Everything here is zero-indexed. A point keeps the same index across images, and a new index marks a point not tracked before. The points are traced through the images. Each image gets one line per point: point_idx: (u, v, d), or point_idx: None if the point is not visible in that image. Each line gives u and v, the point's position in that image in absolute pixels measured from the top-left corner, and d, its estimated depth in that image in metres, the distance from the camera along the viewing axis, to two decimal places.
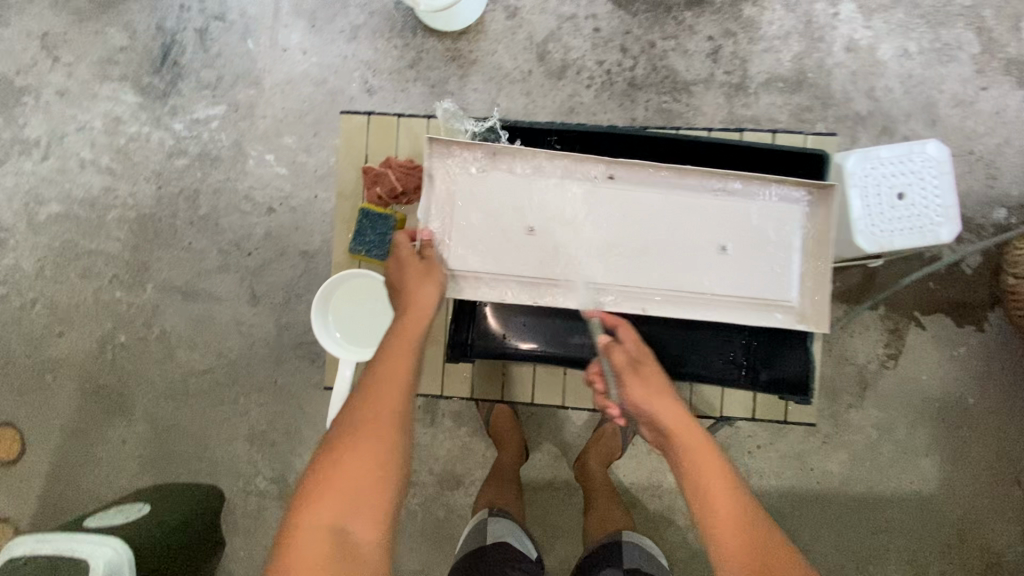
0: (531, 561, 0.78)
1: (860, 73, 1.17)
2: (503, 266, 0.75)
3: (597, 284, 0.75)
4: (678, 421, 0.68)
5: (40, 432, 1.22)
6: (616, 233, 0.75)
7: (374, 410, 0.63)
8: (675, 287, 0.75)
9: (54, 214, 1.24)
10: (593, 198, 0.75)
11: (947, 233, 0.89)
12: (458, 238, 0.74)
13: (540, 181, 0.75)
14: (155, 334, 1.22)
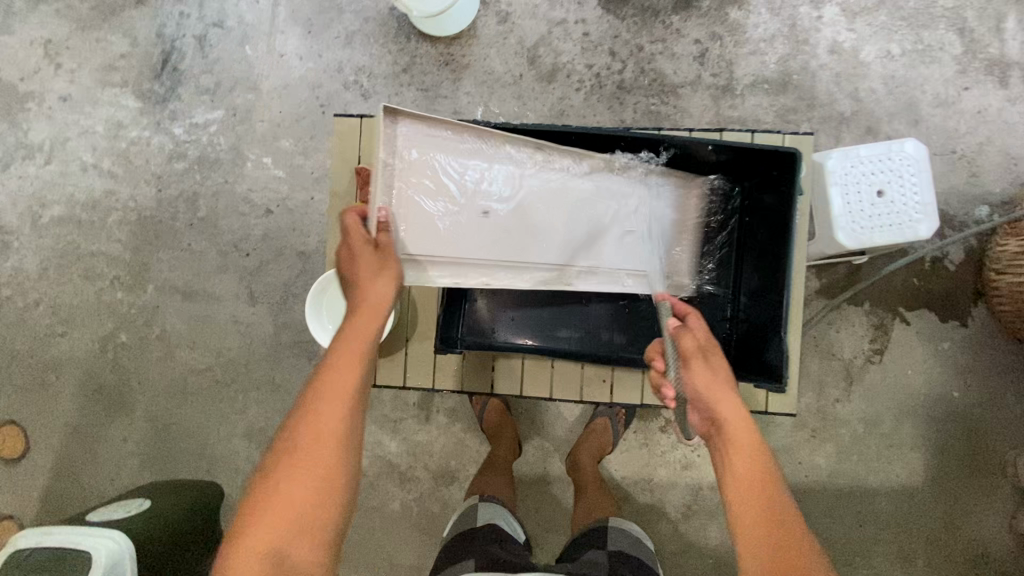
0: (519, 543, 0.80)
1: (844, 75, 1.20)
2: (452, 245, 0.77)
3: (532, 262, 0.80)
4: (736, 417, 0.64)
5: (43, 430, 1.24)
6: (550, 215, 0.81)
7: (315, 425, 0.60)
8: (593, 264, 0.83)
9: (57, 216, 1.27)
10: (528, 182, 0.80)
11: (926, 229, 0.92)
12: (411, 215, 0.75)
13: (482, 163, 0.78)
14: (156, 333, 1.25)
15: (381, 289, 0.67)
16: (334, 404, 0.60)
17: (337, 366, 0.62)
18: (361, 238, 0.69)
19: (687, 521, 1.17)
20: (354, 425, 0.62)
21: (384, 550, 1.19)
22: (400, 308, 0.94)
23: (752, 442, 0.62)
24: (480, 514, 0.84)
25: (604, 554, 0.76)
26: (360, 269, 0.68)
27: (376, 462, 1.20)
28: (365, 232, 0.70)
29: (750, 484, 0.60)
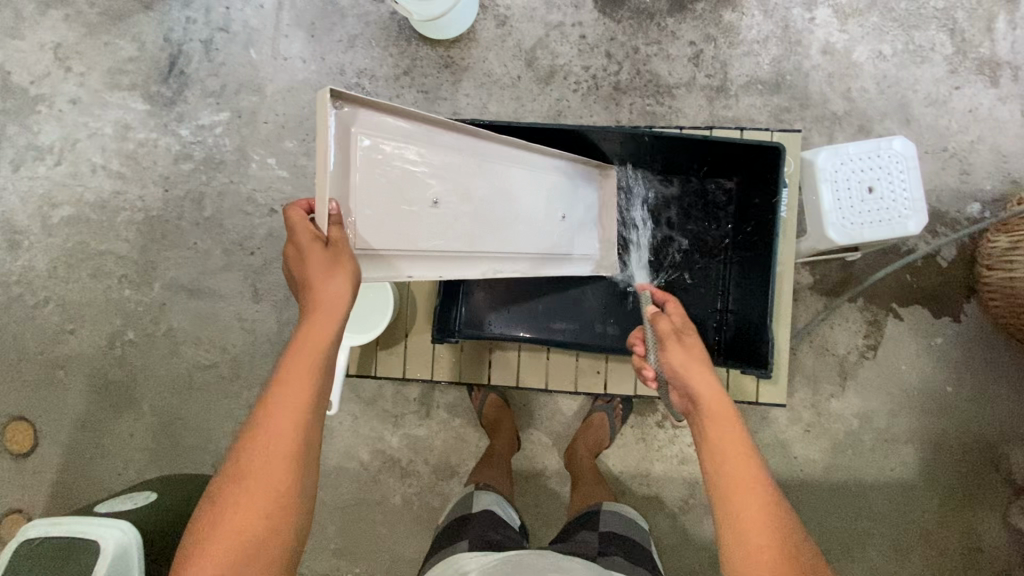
0: (514, 528, 0.82)
1: (837, 75, 1.22)
2: (416, 243, 0.68)
3: (489, 255, 0.76)
4: (713, 393, 0.67)
5: (51, 426, 1.27)
6: (501, 204, 0.77)
7: (269, 445, 0.57)
8: (539, 251, 0.82)
9: (67, 216, 1.30)
10: (475, 170, 0.74)
11: (915, 225, 0.94)
12: (368, 212, 0.63)
13: (428, 150, 0.69)
14: (162, 330, 1.28)
15: (330, 291, 0.60)
16: (288, 423, 0.58)
17: (291, 382, 0.59)
18: (312, 235, 0.61)
19: (684, 515, 1.18)
20: (309, 442, 0.60)
21: (386, 544, 1.21)
22: (401, 302, 0.98)
23: (729, 415, 0.65)
24: (477, 502, 0.85)
25: (596, 534, 0.78)
26: (312, 268, 0.60)
27: (378, 456, 1.22)
28: (316, 230, 0.62)
29: (732, 458, 0.63)
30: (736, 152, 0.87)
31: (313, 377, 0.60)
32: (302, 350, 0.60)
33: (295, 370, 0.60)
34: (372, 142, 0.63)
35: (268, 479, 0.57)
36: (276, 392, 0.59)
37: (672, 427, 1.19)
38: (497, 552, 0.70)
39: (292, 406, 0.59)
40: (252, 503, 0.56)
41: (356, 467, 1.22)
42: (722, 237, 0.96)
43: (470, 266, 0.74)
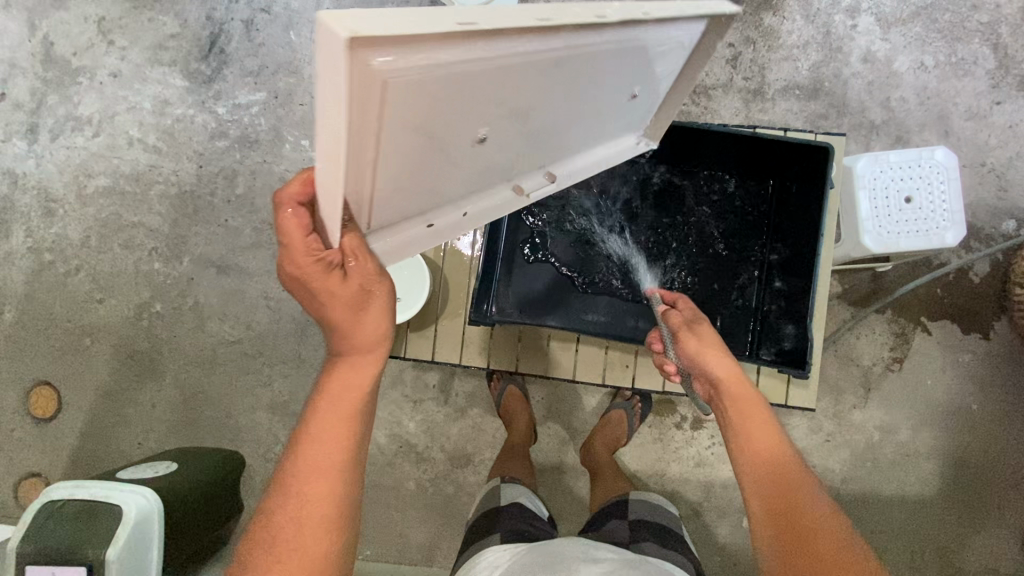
0: (542, 519, 0.82)
1: (877, 84, 1.21)
2: (434, 191, 0.61)
3: (517, 178, 0.69)
4: (729, 374, 0.73)
5: (76, 392, 1.29)
6: (545, 127, 0.63)
7: (308, 504, 0.61)
8: (573, 154, 0.72)
9: (101, 187, 1.32)
10: (536, 80, 0.55)
11: (953, 237, 0.93)
12: (380, 176, 0.54)
13: (479, 68, 0.49)
14: (189, 304, 1.29)
15: (367, 338, 0.66)
16: (321, 481, 0.62)
17: (323, 439, 0.63)
18: (320, 251, 0.58)
19: (698, 517, 1.18)
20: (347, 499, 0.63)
21: (398, 528, 1.22)
22: (434, 287, 0.99)
23: (747, 395, 0.72)
24: (504, 494, 0.86)
25: (626, 524, 0.78)
26: (333, 300, 0.62)
27: (394, 441, 1.23)
28: (315, 246, 0.58)
29: (748, 431, 0.69)
30: (778, 154, 0.91)
31: (349, 435, 0.64)
32: (340, 403, 0.65)
33: (329, 429, 0.64)
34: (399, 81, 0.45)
35: (299, 537, 0.60)
36: (308, 454, 0.62)
37: (691, 429, 1.20)
38: (530, 543, 0.71)
39: (323, 465, 0.62)
40: (289, 564, 0.59)
41: (372, 450, 1.23)
42: (760, 237, 0.98)
43: (493, 196, 0.69)
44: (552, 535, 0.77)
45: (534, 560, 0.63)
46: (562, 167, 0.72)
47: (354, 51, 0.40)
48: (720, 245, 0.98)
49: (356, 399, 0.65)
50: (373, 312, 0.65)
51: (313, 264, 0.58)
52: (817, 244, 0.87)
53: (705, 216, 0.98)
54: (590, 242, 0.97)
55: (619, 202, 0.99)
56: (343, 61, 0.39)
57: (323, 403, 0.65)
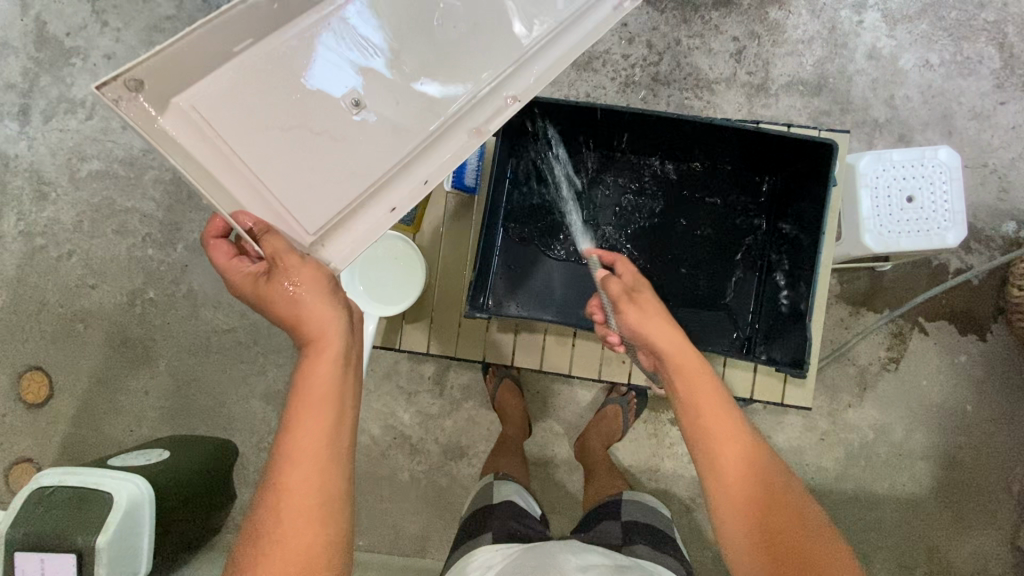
0: (535, 517, 0.82)
1: (881, 81, 1.20)
2: (354, 167, 0.73)
3: (452, 128, 0.76)
4: (676, 344, 0.71)
5: (67, 378, 1.27)
6: (410, 74, 0.74)
7: (296, 491, 0.59)
8: (498, 74, 0.77)
9: (94, 171, 1.30)
10: (331, 43, 0.72)
11: (953, 238, 0.92)
12: (274, 179, 0.69)
13: (263, 58, 0.68)
14: (183, 292, 1.28)
15: (317, 319, 0.66)
16: (302, 468, 0.60)
17: (310, 424, 0.62)
18: (247, 268, 0.68)
19: (691, 513, 1.18)
20: (337, 489, 0.61)
21: (391, 520, 1.21)
22: (430, 279, 0.98)
23: (694, 363, 0.70)
24: (497, 492, 0.85)
25: (619, 525, 0.77)
26: (271, 305, 0.67)
27: (388, 432, 1.22)
28: (245, 267, 0.68)
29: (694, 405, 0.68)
30: (779, 151, 0.90)
31: (336, 420, 0.63)
32: (315, 386, 0.63)
33: (314, 414, 0.62)
34: (212, 103, 0.66)
35: (288, 529, 0.58)
36: (288, 442, 0.61)
37: None
38: (523, 543, 0.70)
39: (311, 451, 0.61)
40: (273, 559, 0.56)
41: (366, 441, 1.22)
42: (762, 236, 0.97)
43: (443, 145, 0.76)
44: (546, 535, 0.77)
45: (525, 563, 0.63)
46: (510, 86, 0.78)
47: (149, 100, 0.62)
48: (721, 242, 0.97)
49: (330, 381, 0.64)
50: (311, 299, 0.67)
51: (244, 280, 0.68)
52: (818, 244, 0.86)
53: (704, 213, 0.98)
54: (587, 237, 0.97)
55: (618, 198, 0.98)
56: (145, 107, 0.62)
57: (298, 390, 0.63)
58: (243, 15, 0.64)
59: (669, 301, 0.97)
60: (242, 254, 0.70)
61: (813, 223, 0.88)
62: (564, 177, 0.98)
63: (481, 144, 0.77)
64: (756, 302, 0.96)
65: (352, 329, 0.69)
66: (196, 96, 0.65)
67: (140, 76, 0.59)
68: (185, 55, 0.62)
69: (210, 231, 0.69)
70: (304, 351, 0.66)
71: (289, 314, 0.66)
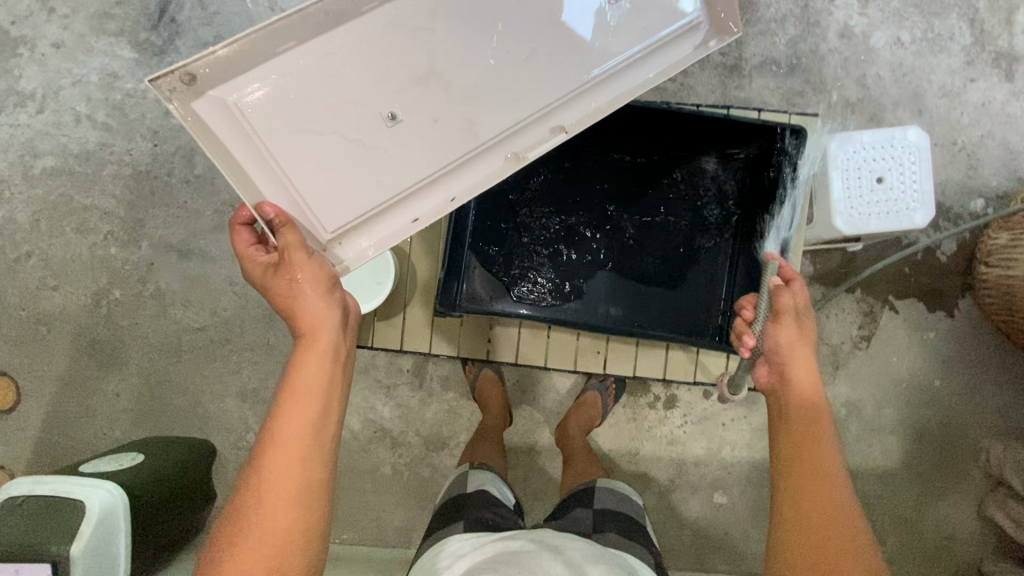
0: (508, 506, 0.81)
1: (852, 60, 1.19)
2: (383, 177, 0.77)
3: (481, 147, 0.79)
4: (808, 375, 0.69)
5: (34, 383, 1.23)
6: (448, 88, 0.77)
7: (270, 477, 0.57)
8: (551, 104, 0.79)
9: (49, 167, 1.24)
10: (381, 53, 0.75)
11: (922, 218, 0.93)
12: (300, 178, 0.73)
13: (310, 61, 0.73)
14: (150, 291, 1.24)
15: (312, 317, 0.65)
16: (285, 456, 0.58)
17: (289, 413, 0.60)
18: (259, 257, 0.68)
19: (670, 494, 1.21)
20: (315, 475, 0.59)
21: (374, 513, 1.21)
22: (400, 275, 0.97)
23: (815, 399, 0.68)
24: (472, 480, 0.85)
25: (591, 512, 0.78)
26: (276, 296, 0.67)
27: (367, 426, 1.22)
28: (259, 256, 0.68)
29: (814, 439, 0.65)
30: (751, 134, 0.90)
31: (316, 411, 0.61)
32: (300, 383, 0.61)
33: (294, 403, 0.60)
34: (256, 103, 0.71)
35: (265, 513, 0.56)
36: (272, 430, 0.59)
37: (664, 408, 1.21)
38: (494, 532, 0.70)
39: (289, 439, 0.59)
40: (250, 541, 0.55)
41: (345, 436, 1.21)
42: (744, 225, 0.96)
43: (478, 168, 0.80)
44: (518, 523, 0.77)
45: (494, 553, 0.63)
46: (560, 117, 0.81)
47: (198, 89, 0.68)
48: (694, 230, 0.97)
49: (319, 374, 0.62)
50: (311, 297, 0.66)
51: (254, 268, 0.68)
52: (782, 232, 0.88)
53: (684, 201, 0.97)
54: (565, 229, 0.96)
55: (595, 189, 0.98)
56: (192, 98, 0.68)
57: (287, 379, 0.62)
58: (300, 22, 0.71)
59: (642, 287, 0.97)
60: (260, 243, 0.70)
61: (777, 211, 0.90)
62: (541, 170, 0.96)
63: (515, 170, 0.80)
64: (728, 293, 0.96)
65: (345, 327, 0.67)
66: (241, 94, 0.70)
67: (195, 72, 0.67)
68: (238, 58, 0.69)
69: (236, 218, 0.70)
70: (295, 347, 0.65)
71: (291, 308, 0.66)
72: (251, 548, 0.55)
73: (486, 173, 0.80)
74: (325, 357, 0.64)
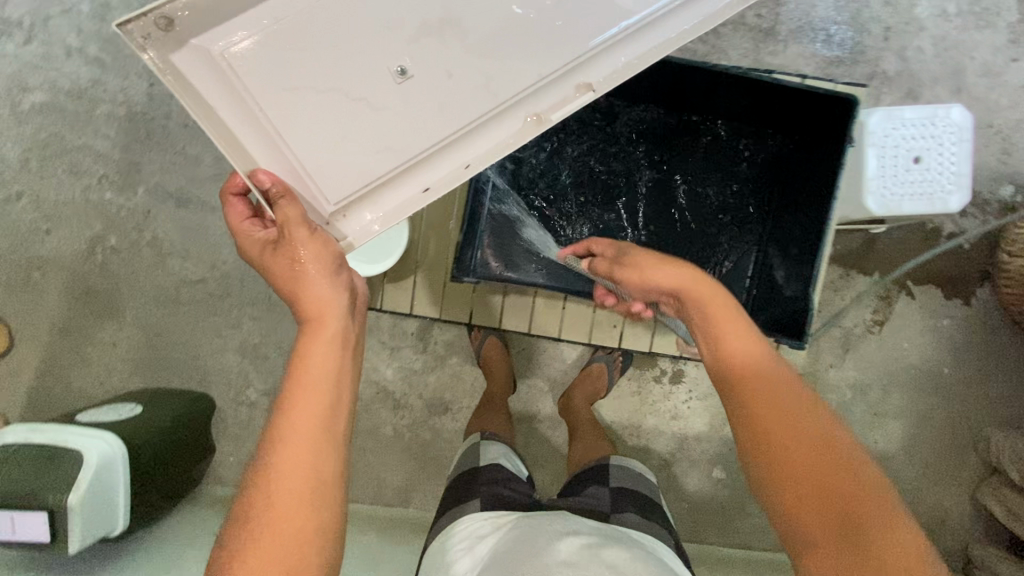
0: (522, 479, 0.80)
1: (893, 31, 1.13)
2: (389, 142, 0.71)
3: (497, 108, 0.72)
4: (688, 281, 0.67)
5: (27, 329, 1.20)
6: (461, 42, 0.70)
7: (278, 474, 0.52)
8: (574, 58, 0.72)
9: (38, 104, 1.17)
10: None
11: (956, 202, 0.90)
12: (299, 142, 0.68)
13: (307, 9, 0.66)
14: (147, 240, 1.20)
15: (319, 298, 0.61)
16: (296, 448, 0.53)
17: (300, 402, 0.55)
18: (258, 233, 0.65)
19: (670, 467, 1.21)
20: (327, 470, 0.54)
21: (374, 473, 1.21)
22: (414, 239, 0.99)
23: (710, 292, 0.66)
24: (485, 454, 0.83)
25: (606, 490, 0.77)
26: (276, 276, 0.63)
27: (370, 387, 1.20)
28: (253, 231, 0.65)
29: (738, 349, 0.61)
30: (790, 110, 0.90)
31: (329, 399, 0.56)
32: (310, 369, 0.57)
33: (305, 392, 0.56)
34: (247, 57, 0.65)
35: (274, 513, 0.51)
36: (281, 422, 0.54)
37: (669, 383, 1.20)
38: (512, 510, 0.69)
39: (299, 431, 0.54)
40: (260, 547, 0.49)
41: None
42: (765, 215, 0.98)
43: (493, 131, 0.73)
44: (534, 499, 0.75)
45: (516, 535, 0.62)
46: (586, 72, 0.73)
47: (183, 41, 0.61)
48: (714, 202, 0.99)
49: (327, 361, 0.58)
50: (315, 278, 0.62)
51: (254, 245, 0.65)
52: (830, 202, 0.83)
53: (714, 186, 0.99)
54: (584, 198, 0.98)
55: (625, 169, 0.99)
56: (175, 50, 0.61)
57: (292, 368, 0.57)
58: None
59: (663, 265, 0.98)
60: (255, 215, 0.67)
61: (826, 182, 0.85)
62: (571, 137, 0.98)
63: (537, 132, 0.73)
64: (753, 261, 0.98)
65: (352, 311, 0.63)
66: (230, 44, 0.64)
67: (173, 15, 0.59)
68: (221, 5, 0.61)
69: (229, 186, 0.67)
70: (301, 332, 0.61)
71: (294, 290, 0.62)
72: (260, 555, 0.49)
73: (503, 136, 0.73)
74: (333, 341, 0.59)
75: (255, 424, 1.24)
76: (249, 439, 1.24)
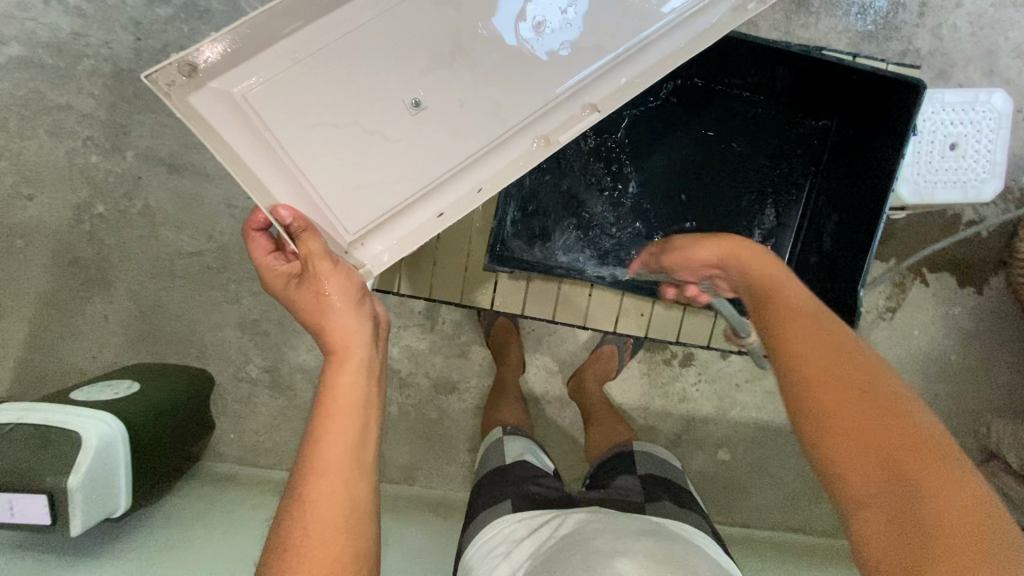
0: (549, 474, 0.80)
1: (929, 6, 1.08)
2: (405, 171, 0.73)
3: (507, 132, 0.75)
4: (723, 246, 0.64)
5: (11, 301, 1.14)
6: (472, 72, 0.73)
7: (313, 505, 0.51)
8: (578, 81, 0.75)
9: (14, 57, 1.08)
10: (399, 33, 0.71)
11: (989, 191, 0.87)
12: (318, 175, 0.70)
13: (322, 44, 0.69)
14: (137, 208, 1.13)
15: (343, 329, 0.59)
16: (329, 477, 0.52)
17: (330, 431, 0.54)
18: (280, 266, 0.63)
19: (677, 448, 1.21)
20: (363, 498, 0.53)
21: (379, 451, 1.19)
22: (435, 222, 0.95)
23: (747, 250, 0.61)
24: (509, 452, 0.83)
25: (636, 479, 0.76)
26: (300, 309, 0.62)
27: None
28: (273, 265, 0.64)
29: (770, 291, 0.54)
30: (843, 96, 0.89)
31: (358, 427, 0.55)
32: (338, 401, 0.55)
33: (335, 422, 0.54)
34: (266, 94, 0.67)
35: (311, 544, 0.49)
36: (313, 452, 0.53)
37: (679, 366, 1.20)
38: (545, 509, 0.69)
39: (331, 461, 0.53)
40: None
41: None
42: (801, 212, 0.99)
43: (505, 153, 0.76)
44: (564, 492, 0.75)
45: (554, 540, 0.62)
46: (590, 94, 0.76)
47: (207, 81, 0.63)
48: (745, 205, 0.99)
49: (355, 394, 0.56)
50: (339, 310, 0.60)
51: (276, 278, 0.63)
52: (883, 205, 0.81)
53: (757, 181, 0.99)
54: (621, 200, 0.98)
55: (666, 163, 0.98)
56: (198, 91, 0.62)
57: (321, 398, 0.56)
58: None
59: None
60: (278, 249, 0.66)
61: (879, 179, 0.83)
62: (613, 137, 0.97)
63: (547, 153, 0.75)
64: (788, 261, 0.99)
65: (376, 340, 0.62)
66: (249, 84, 0.66)
67: (197, 62, 0.61)
68: (241, 47, 0.64)
69: (252, 222, 0.65)
70: (326, 364, 0.59)
71: (318, 322, 0.61)
72: None
73: (516, 155, 0.76)
74: (360, 371, 0.58)
75: (256, 400, 1.21)
76: (251, 415, 1.21)
